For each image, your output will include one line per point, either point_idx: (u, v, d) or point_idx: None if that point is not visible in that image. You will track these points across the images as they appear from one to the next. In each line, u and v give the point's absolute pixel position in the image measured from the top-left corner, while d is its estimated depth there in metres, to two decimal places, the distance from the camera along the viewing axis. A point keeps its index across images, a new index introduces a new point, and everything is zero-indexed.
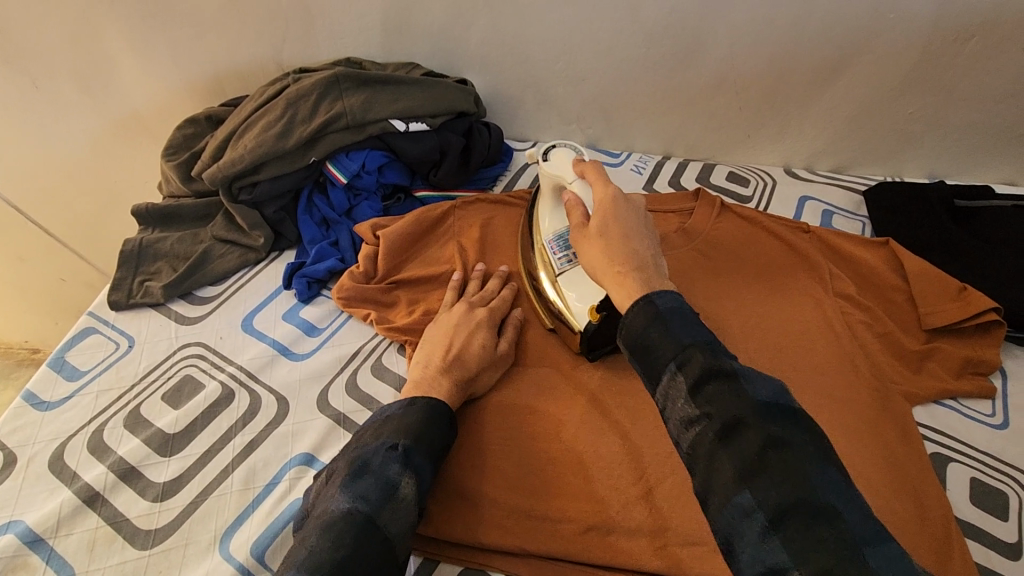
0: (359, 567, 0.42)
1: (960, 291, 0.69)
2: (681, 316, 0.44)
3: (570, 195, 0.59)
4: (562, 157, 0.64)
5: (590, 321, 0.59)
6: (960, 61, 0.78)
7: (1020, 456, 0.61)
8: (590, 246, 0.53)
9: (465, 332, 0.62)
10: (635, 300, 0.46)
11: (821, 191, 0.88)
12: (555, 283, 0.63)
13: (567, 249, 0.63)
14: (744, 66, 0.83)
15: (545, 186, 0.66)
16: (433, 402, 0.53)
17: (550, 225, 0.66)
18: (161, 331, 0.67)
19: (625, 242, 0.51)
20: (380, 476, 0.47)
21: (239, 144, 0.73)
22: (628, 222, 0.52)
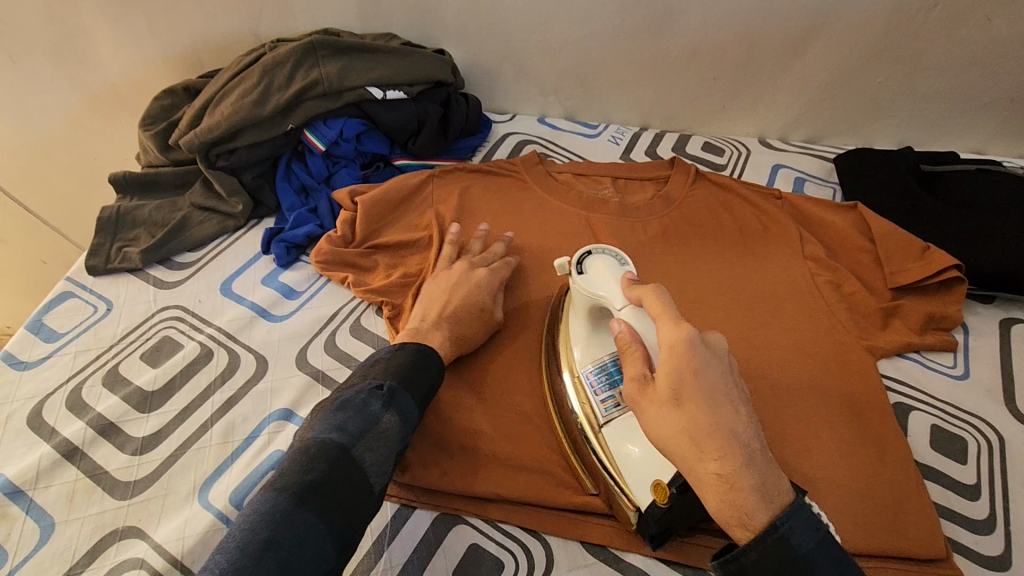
0: (329, 488, 0.43)
1: (924, 250, 0.71)
2: (825, 561, 0.39)
3: (623, 326, 0.49)
4: (601, 267, 0.55)
5: (655, 502, 0.47)
6: (926, 30, 0.80)
7: (979, 404, 0.64)
8: (659, 413, 0.43)
9: (465, 289, 0.63)
10: (758, 535, 0.38)
11: (793, 159, 0.90)
12: (600, 436, 0.52)
13: (612, 388, 0.53)
14: (717, 36, 0.84)
15: (579, 302, 0.57)
16: (424, 349, 0.55)
17: (586, 354, 0.55)
18: (139, 295, 0.67)
19: (713, 419, 0.41)
20: (362, 410, 0.48)
21: (216, 111, 0.74)
22: (711, 380, 0.42)
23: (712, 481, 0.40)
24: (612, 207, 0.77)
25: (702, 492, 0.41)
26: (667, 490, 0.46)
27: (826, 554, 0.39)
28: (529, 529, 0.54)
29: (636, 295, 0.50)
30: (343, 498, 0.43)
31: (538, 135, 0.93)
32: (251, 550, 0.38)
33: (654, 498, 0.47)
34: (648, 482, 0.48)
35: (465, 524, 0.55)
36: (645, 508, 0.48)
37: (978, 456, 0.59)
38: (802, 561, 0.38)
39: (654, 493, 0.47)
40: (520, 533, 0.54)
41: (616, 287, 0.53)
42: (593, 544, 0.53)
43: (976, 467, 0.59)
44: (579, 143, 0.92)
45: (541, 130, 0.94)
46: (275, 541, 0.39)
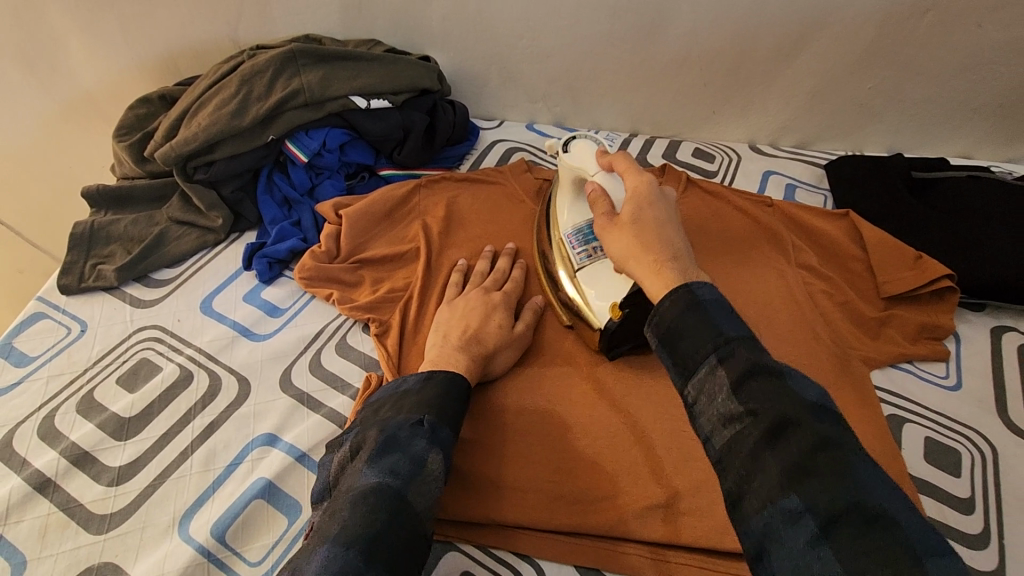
0: (393, 540, 0.41)
1: (917, 260, 0.70)
2: (724, 311, 0.42)
3: (595, 186, 0.57)
4: (583, 148, 0.63)
5: (611, 319, 0.57)
6: (917, 34, 0.80)
7: (972, 415, 0.63)
8: (616, 237, 0.51)
9: (481, 313, 0.62)
10: (670, 290, 0.44)
11: (784, 166, 0.89)
12: (574, 278, 0.61)
13: (587, 243, 0.61)
14: (707, 41, 0.83)
15: (565, 179, 0.65)
16: (452, 376, 0.53)
17: (570, 219, 0.64)
18: (115, 315, 0.65)
19: (657, 232, 0.49)
20: (407, 451, 0.46)
21: (194, 122, 0.71)
22: (659, 209, 0.50)
23: (648, 269, 0.47)
24: None
25: (641, 280, 0.48)
26: (619, 306, 0.56)
27: (722, 304, 0.42)
28: (523, 554, 0.53)
29: (608, 163, 0.58)
30: (406, 547, 0.41)
31: (527, 142, 0.91)
32: None
33: (611, 316, 0.57)
34: (606, 306, 0.57)
35: (456, 550, 0.53)
36: (603, 324, 0.57)
37: (972, 469, 0.59)
38: (701, 305, 0.42)
39: (610, 313, 0.57)
40: (513, 559, 0.53)
41: (592, 159, 0.61)
42: (587, 568, 0.52)
43: (970, 480, 0.59)
44: None
45: (530, 137, 0.92)
46: None
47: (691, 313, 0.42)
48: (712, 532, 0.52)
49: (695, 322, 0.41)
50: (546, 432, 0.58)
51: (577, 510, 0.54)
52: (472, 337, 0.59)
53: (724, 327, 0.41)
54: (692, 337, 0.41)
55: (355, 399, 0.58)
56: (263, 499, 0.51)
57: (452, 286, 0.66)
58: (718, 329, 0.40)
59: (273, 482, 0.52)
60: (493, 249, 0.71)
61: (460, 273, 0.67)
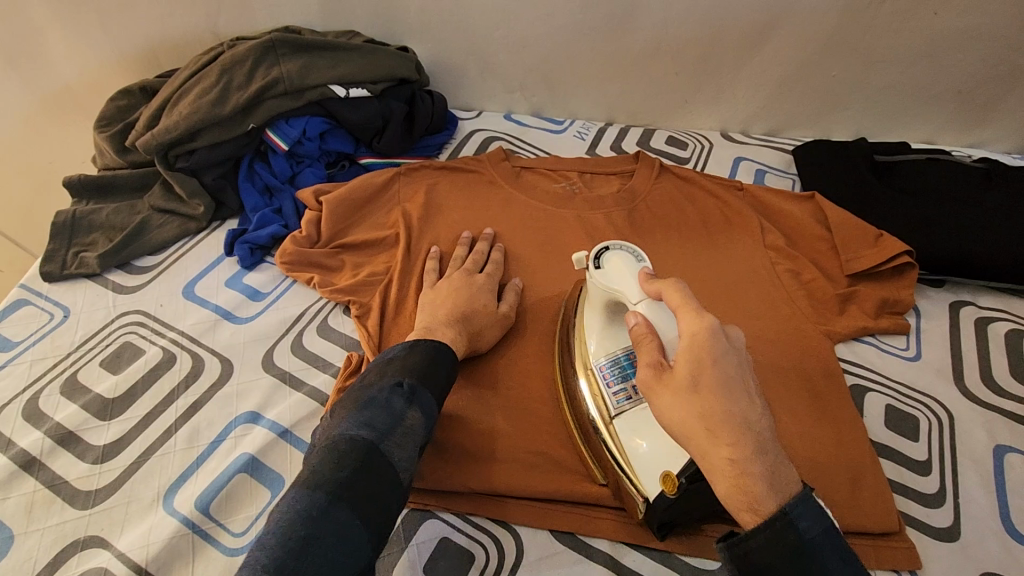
0: (361, 485, 0.43)
1: (877, 238, 0.73)
2: (828, 550, 0.39)
3: (640, 320, 0.47)
4: (618, 263, 0.53)
5: (664, 492, 0.47)
6: (878, 24, 0.83)
7: (930, 384, 0.66)
8: (671, 399, 0.42)
9: (464, 293, 0.64)
10: (765, 521, 0.38)
11: (755, 152, 0.92)
12: (611, 428, 0.52)
13: (625, 381, 0.53)
14: (678, 31, 0.85)
15: (596, 297, 0.55)
16: (437, 345, 0.55)
17: (601, 346, 0.55)
18: (98, 300, 0.66)
19: (726, 408, 0.40)
20: (385, 407, 0.48)
21: (174, 111, 0.72)
22: (728, 373, 0.41)
23: (723, 466, 0.39)
24: (579, 200, 0.78)
25: (711, 473, 0.40)
26: (675, 480, 0.46)
27: (827, 543, 0.39)
28: (497, 519, 0.55)
29: (655, 290, 0.48)
30: (373, 493, 0.44)
31: (505, 131, 0.93)
32: (290, 551, 0.39)
33: (661, 488, 0.47)
34: (657, 472, 0.48)
35: (436, 518, 0.55)
36: (652, 496, 0.48)
37: (929, 433, 0.62)
38: (807, 547, 0.38)
39: (661, 484, 0.47)
40: (491, 525, 0.55)
41: (632, 282, 0.51)
42: (562, 531, 0.54)
43: (927, 442, 0.62)
44: (545, 139, 0.93)
45: (508, 127, 0.94)
46: (311, 540, 0.40)
47: (797, 555, 0.38)
48: None
49: (801, 571, 0.38)
50: (523, 405, 0.60)
51: (551, 477, 0.56)
52: (455, 314, 0.61)
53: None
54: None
55: (337, 377, 0.60)
56: (246, 473, 0.53)
57: (432, 270, 0.68)
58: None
59: (256, 457, 0.54)
60: (472, 235, 0.73)
61: (436, 258, 0.69)
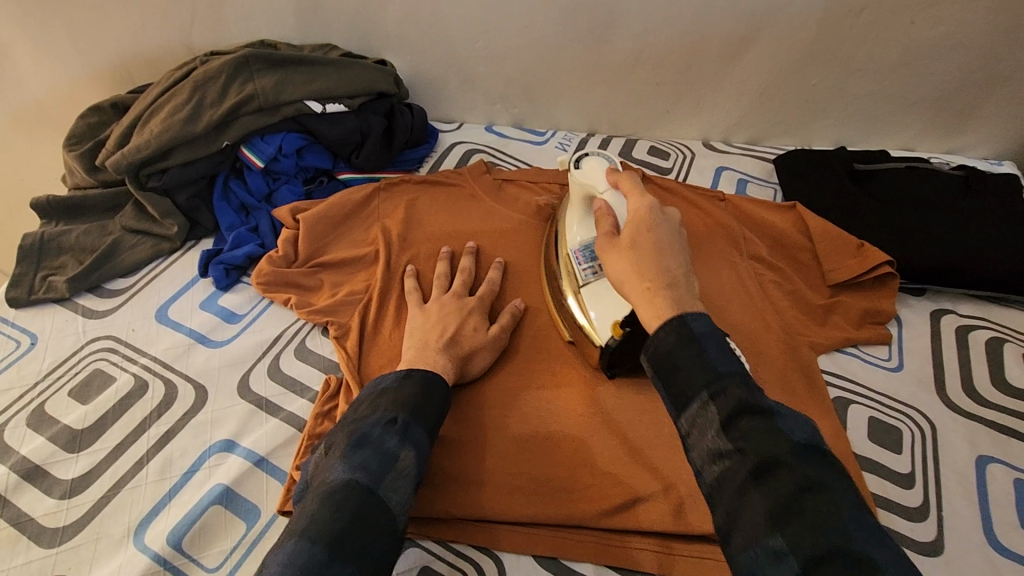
0: (359, 534, 0.42)
1: (858, 248, 0.74)
2: (716, 342, 0.43)
3: (601, 204, 0.57)
4: (593, 166, 0.63)
5: (612, 337, 0.57)
6: (855, 33, 0.83)
7: (912, 395, 0.66)
8: (616, 256, 0.51)
9: (456, 318, 0.62)
10: (666, 319, 0.45)
11: (736, 161, 0.92)
12: (577, 295, 0.61)
13: (593, 261, 0.62)
14: (657, 42, 0.85)
15: (574, 194, 0.65)
16: (429, 375, 0.54)
17: (577, 234, 0.64)
18: (67, 326, 0.64)
19: (657, 259, 0.49)
20: (378, 448, 0.47)
21: (146, 129, 0.71)
22: (660, 235, 0.50)
23: (642, 293, 0.47)
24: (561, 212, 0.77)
25: (636, 304, 0.48)
26: (622, 325, 0.57)
27: (712, 337, 0.44)
28: (479, 545, 0.54)
29: (616, 181, 0.59)
30: (374, 542, 0.42)
31: (486, 143, 0.92)
32: None
33: (611, 334, 0.57)
34: (607, 322, 0.58)
35: (417, 546, 0.54)
36: (604, 342, 0.58)
37: (912, 446, 0.62)
38: (694, 338, 0.44)
39: (612, 330, 0.57)
40: (472, 552, 0.54)
41: (602, 177, 0.62)
42: (544, 556, 0.54)
43: (909, 455, 0.62)
44: (526, 150, 0.92)
45: (489, 139, 0.93)
46: None
47: (684, 343, 0.44)
48: (663, 516, 0.54)
49: (685, 353, 0.43)
50: (506, 427, 0.59)
51: (536, 501, 0.55)
52: (444, 338, 0.60)
53: (715, 363, 0.42)
54: (686, 369, 0.43)
55: (315, 402, 0.59)
56: (220, 505, 0.51)
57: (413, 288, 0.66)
58: (709, 364, 0.42)
59: (231, 487, 0.52)
60: (453, 250, 0.71)
61: (415, 278, 0.67)
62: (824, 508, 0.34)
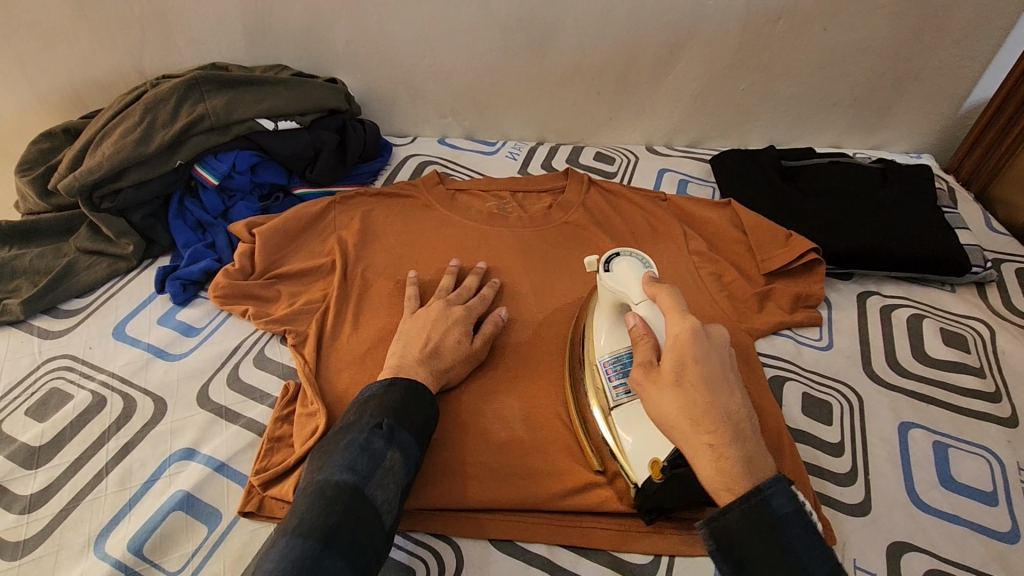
0: (348, 529, 0.45)
1: (787, 238, 0.79)
2: (795, 530, 0.43)
3: (637, 321, 0.52)
4: (626, 268, 0.58)
5: (651, 478, 0.52)
6: (774, 39, 0.89)
7: (841, 370, 0.71)
8: (660, 395, 0.46)
9: (439, 329, 0.64)
10: (743, 497, 0.43)
11: (677, 163, 0.98)
12: (609, 420, 0.57)
13: (625, 376, 0.57)
14: (595, 54, 0.90)
15: (604, 298, 0.60)
16: (413, 381, 0.57)
17: (607, 343, 0.59)
18: (22, 347, 0.65)
19: (711, 404, 0.44)
20: (365, 450, 0.50)
21: (98, 151, 0.72)
22: (710, 368, 0.46)
23: (703, 452, 0.44)
24: (513, 217, 0.80)
25: (693, 457, 0.45)
26: (662, 465, 0.51)
27: (792, 523, 0.43)
28: (438, 533, 0.57)
29: (654, 292, 0.54)
30: (363, 537, 0.46)
31: (439, 155, 0.96)
32: None
33: (650, 474, 0.52)
34: (646, 460, 0.53)
35: None
36: (642, 483, 0.53)
37: (841, 417, 0.67)
38: (774, 524, 0.43)
39: (650, 470, 0.52)
40: (432, 540, 0.56)
41: (637, 285, 0.56)
42: (500, 539, 0.56)
43: (839, 425, 0.66)
44: (478, 160, 0.96)
45: (442, 151, 0.97)
46: None
47: (765, 533, 0.43)
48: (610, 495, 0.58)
49: (768, 546, 0.43)
50: (461, 420, 0.62)
51: (491, 487, 0.58)
52: (427, 350, 0.62)
53: (805, 562, 0.43)
54: (770, 564, 0.43)
55: (275, 407, 0.60)
56: (181, 510, 0.53)
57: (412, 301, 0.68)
58: (795, 561, 0.43)
59: (192, 493, 0.54)
60: (461, 266, 0.74)
61: (416, 286, 0.70)
62: None
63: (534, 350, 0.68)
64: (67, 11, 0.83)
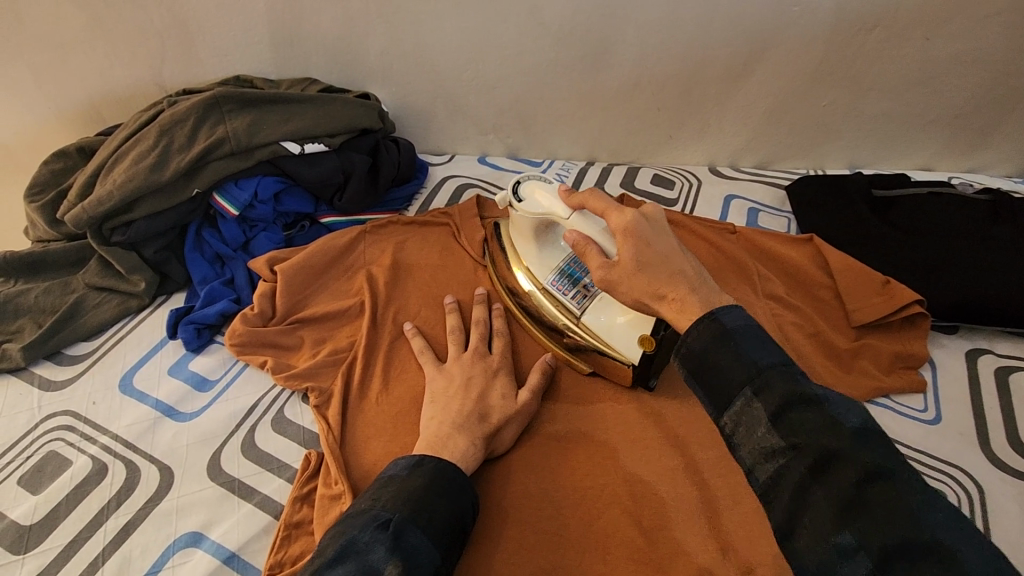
0: None
1: (885, 285, 0.68)
2: (752, 336, 0.40)
3: (575, 234, 0.51)
4: (536, 192, 0.59)
5: (645, 352, 0.54)
6: (867, 50, 0.78)
7: (955, 452, 0.60)
8: (630, 284, 0.46)
9: (481, 382, 0.57)
10: (697, 319, 0.42)
11: (746, 189, 0.86)
12: (583, 324, 0.58)
13: (575, 284, 0.60)
14: (658, 67, 0.80)
15: (525, 225, 0.62)
16: (442, 465, 0.48)
17: (545, 266, 0.62)
18: (21, 401, 0.59)
19: (673, 268, 0.45)
20: (362, 559, 0.39)
21: (109, 178, 0.65)
22: (659, 241, 0.46)
23: (672, 308, 0.44)
24: None
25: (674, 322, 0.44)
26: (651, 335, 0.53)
27: (750, 333, 0.40)
28: None
29: (578, 202, 0.54)
30: None
31: (479, 177, 0.87)
32: None
33: (643, 349, 0.54)
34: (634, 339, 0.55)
35: None
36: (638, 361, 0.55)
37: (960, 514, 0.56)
38: (730, 333, 0.40)
39: (641, 346, 0.54)
40: None
41: (555, 201, 0.57)
42: None
43: None
44: None
45: (482, 171, 0.88)
46: None
47: (723, 340, 0.40)
48: None
49: (725, 355, 0.40)
50: (507, 506, 0.53)
51: None
52: (471, 415, 0.53)
53: (753, 355, 0.39)
54: (728, 366, 0.39)
55: (294, 483, 0.53)
56: None
57: (420, 343, 0.60)
58: (749, 359, 0.39)
59: None
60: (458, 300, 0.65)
61: (419, 337, 0.61)
62: (893, 503, 0.31)
63: (590, 418, 0.59)
64: (83, 21, 0.77)
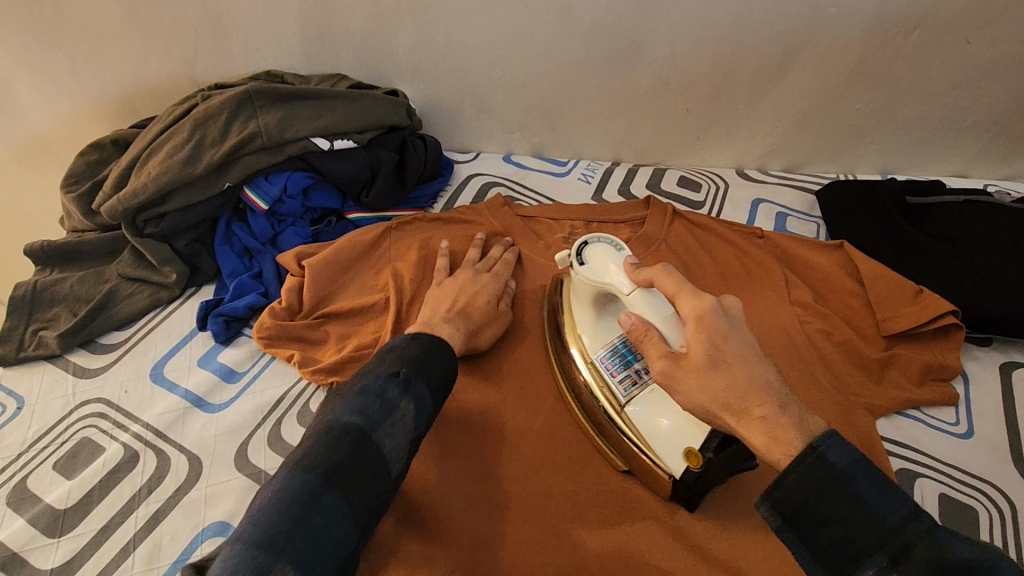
0: (350, 472, 0.44)
1: (917, 294, 0.67)
2: (868, 480, 0.39)
3: (635, 319, 0.50)
4: (600, 256, 0.57)
5: (688, 468, 0.49)
6: (905, 52, 0.76)
7: (987, 468, 0.59)
8: (698, 383, 0.45)
9: (472, 289, 0.63)
10: (797, 457, 0.41)
11: (774, 192, 0.85)
12: (624, 416, 0.54)
13: (626, 366, 0.56)
14: (688, 68, 0.79)
15: (581, 290, 0.59)
16: (437, 339, 0.54)
17: (599, 340, 0.58)
18: (56, 387, 0.60)
19: (750, 377, 0.44)
20: (379, 396, 0.48)
21: (143, 171, 0.67)
22: (736, 340, 0.45)
23: (755, 423, 0.43)
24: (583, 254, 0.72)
25: (746, 434, 0.43)
26: (700, 453, 0.48)
27: (849, 459, 0.40)
28: None
29: (644, 279, 0.52)
30: (365, 481, 0.45)
31: (504, 176, 0.87)
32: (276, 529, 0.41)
33: (687, 464, 0.49)
34: (679, 449, 0.49)
35: None
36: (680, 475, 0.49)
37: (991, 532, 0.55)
38: (840, 477, 0.39)
39: (686, 459, 0.49)
40: None
41: (618, 273, 0.55)
42: None
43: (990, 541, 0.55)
44: (548, 183, 0.87)
45: (508, 170, 0.88)
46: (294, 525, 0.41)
47: (832, 488, 0.39)
48: None
49: (838, 503, 0.39)
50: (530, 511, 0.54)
51: None
52: None
53: (880, 513, 0.39)
54: (845, 525, 0.39)
55: None
56: None
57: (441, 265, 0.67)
58: (874, 518, 0.39)
59: None
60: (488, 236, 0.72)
61: (446, 257, 0.68)
62: None
63: None
64: (120, 14, 0.78)
